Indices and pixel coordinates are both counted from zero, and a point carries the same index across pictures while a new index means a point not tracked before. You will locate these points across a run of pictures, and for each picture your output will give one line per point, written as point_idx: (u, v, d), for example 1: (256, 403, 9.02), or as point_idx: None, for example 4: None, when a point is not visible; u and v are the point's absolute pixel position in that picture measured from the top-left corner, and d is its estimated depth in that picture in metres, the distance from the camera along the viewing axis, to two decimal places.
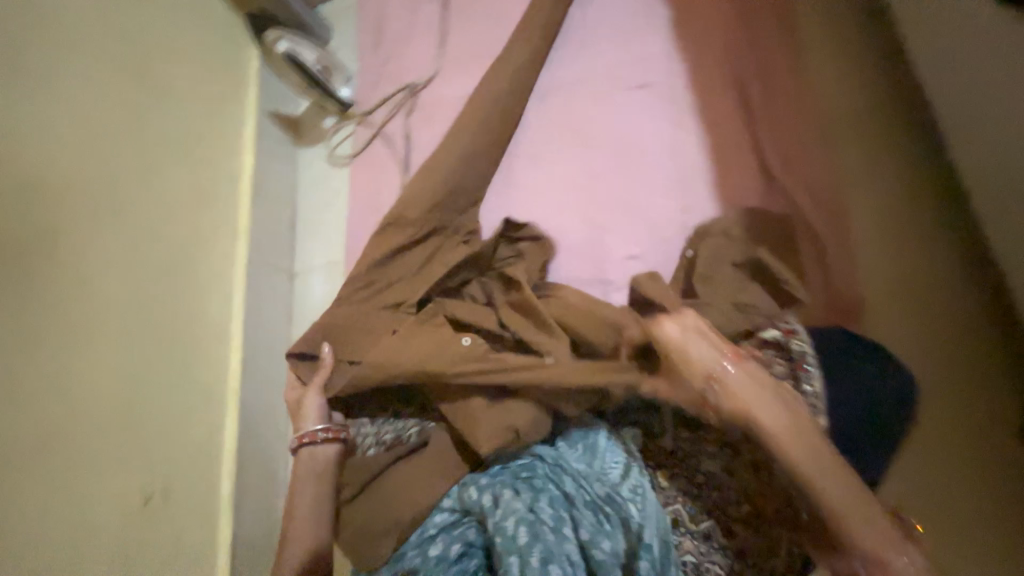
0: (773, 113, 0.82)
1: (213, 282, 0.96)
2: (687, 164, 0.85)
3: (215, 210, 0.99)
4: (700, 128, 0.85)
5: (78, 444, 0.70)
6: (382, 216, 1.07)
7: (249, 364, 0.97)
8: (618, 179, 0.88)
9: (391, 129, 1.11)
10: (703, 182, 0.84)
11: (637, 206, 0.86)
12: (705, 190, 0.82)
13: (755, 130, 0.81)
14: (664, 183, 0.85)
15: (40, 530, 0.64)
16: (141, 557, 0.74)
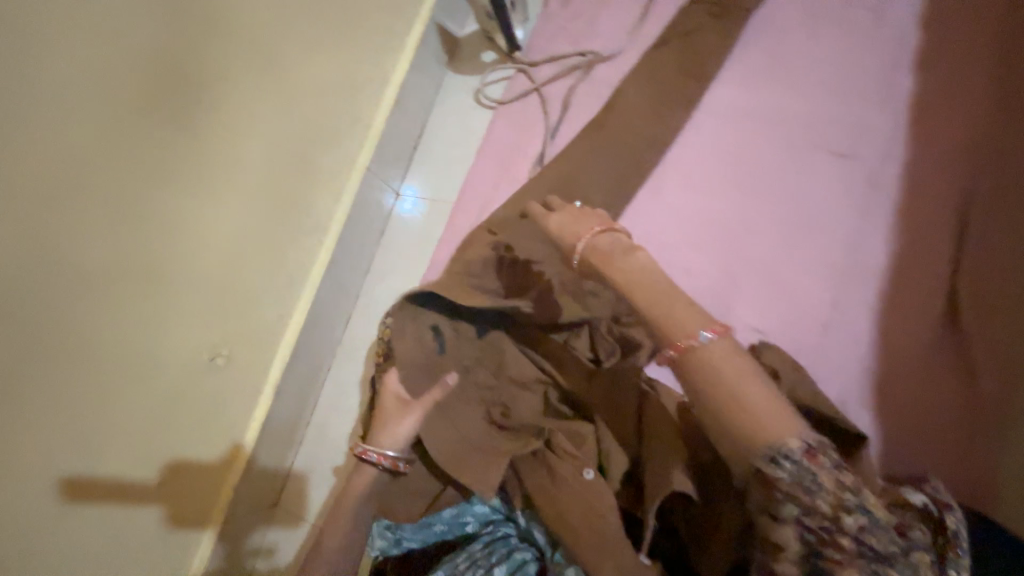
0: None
1: (329, 176, 0.94)
2: (860, 261, 0.76)
3: (355, 104, 0.96)
4: (893, 228, 0.75)
5: (171, 281, 0.72)
6: (508, 176, 1.02)
7: (333, 267, 0.96)
8: (779, 244, 0.79)
9: (551, 90, 1.04)
10: (869, 286, 0.74)
11: (788, 280, 0.77)
12: (868, 296, 0.74)
13: (960, 255, 0.70)
14: (825, 270, 0.76)
15: (118, 346, 0.67)
16: (186, 404, 0.76)
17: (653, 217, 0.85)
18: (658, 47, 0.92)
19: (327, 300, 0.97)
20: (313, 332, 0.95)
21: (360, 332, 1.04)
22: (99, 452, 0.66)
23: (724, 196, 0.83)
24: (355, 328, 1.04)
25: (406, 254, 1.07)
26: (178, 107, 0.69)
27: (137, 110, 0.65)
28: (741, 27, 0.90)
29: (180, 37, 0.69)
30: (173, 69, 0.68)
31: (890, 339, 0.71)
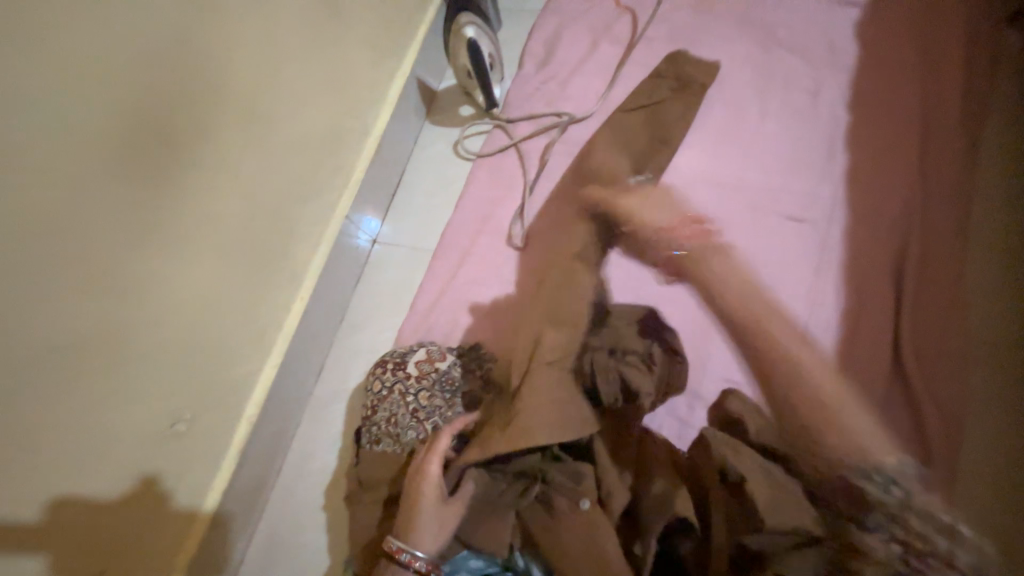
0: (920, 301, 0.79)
1: (309, 226, 0.93)
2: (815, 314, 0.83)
3: (338, 154, 0.97)
4: (840, 284, 0.84)
5: (137, 346, 0.66)
6: (487, 227, 1.04)
7: (306, 318, 0.93)
8: None
9: (528, 146, 1.09)
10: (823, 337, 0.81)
11: None
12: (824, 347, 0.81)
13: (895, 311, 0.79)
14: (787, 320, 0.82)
15: (72, 422, 0.60)
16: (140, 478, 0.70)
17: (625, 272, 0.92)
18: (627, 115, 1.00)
19: (299, 351, 0.94)
20: (282, 386, 0.90)
21: (332, 383, 1.00)
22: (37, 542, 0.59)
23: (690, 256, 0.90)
24: (327, 380, 1.00)
25: (383, 301, 1.05)
26: (166, 169, 0.66)
27: (119, 176, 0.61)
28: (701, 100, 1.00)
29: (175, 101, 0.66)
30: (164, 132, 0.65)
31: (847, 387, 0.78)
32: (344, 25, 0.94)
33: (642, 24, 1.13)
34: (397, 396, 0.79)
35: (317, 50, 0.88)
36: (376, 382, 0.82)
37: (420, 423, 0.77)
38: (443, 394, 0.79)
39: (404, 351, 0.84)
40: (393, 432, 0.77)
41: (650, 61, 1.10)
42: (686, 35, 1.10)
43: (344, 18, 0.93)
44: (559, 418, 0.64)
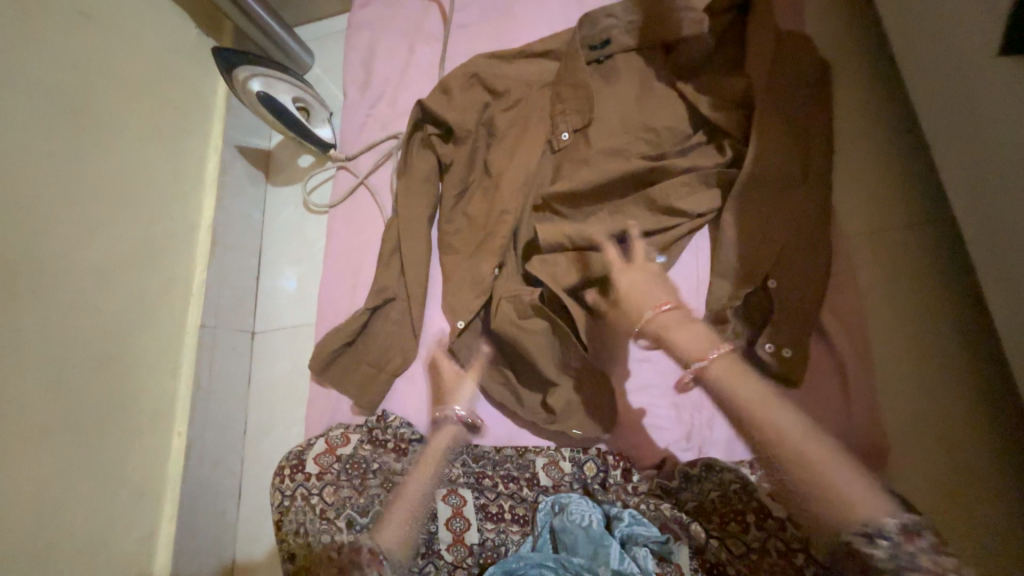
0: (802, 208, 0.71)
1: (157, 355, 0.83)
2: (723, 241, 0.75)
3: (165, 265, 0.86)
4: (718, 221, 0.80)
5: None
6: (361, 280, 0.96)
7: (194, 452, 0.84)
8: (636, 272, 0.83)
9: (377, 179, 1.01)
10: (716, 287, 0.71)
11: None
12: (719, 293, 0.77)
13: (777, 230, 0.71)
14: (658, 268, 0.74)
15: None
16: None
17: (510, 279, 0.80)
18: (458, 115, 0.91)
19: (199, 487, 0.84)
20: (191, 532, 0.82)
21: (254, 501, 0.91)
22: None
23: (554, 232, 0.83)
24: (249, 500, 0.91)
25: (280, 394, 0.96)
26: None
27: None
28: (528, 74, 0.92)
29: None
30: None
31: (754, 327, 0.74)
32: (115, 125, 0.82)
33: (450, 12, 1.05)
34: (301, 499, 0.78)
35: (88, 164, 0.77)
36: (278, 494, 0.80)
37: (329, 521, 0.75)
38: (348, 478, 0.78)
39: (301, 449, 0.82)
40: (307, 540, 0.75)
41: (471, 47, 1.02)
42: (498, 10, 1.03)
43: (109, 119, 0.81)
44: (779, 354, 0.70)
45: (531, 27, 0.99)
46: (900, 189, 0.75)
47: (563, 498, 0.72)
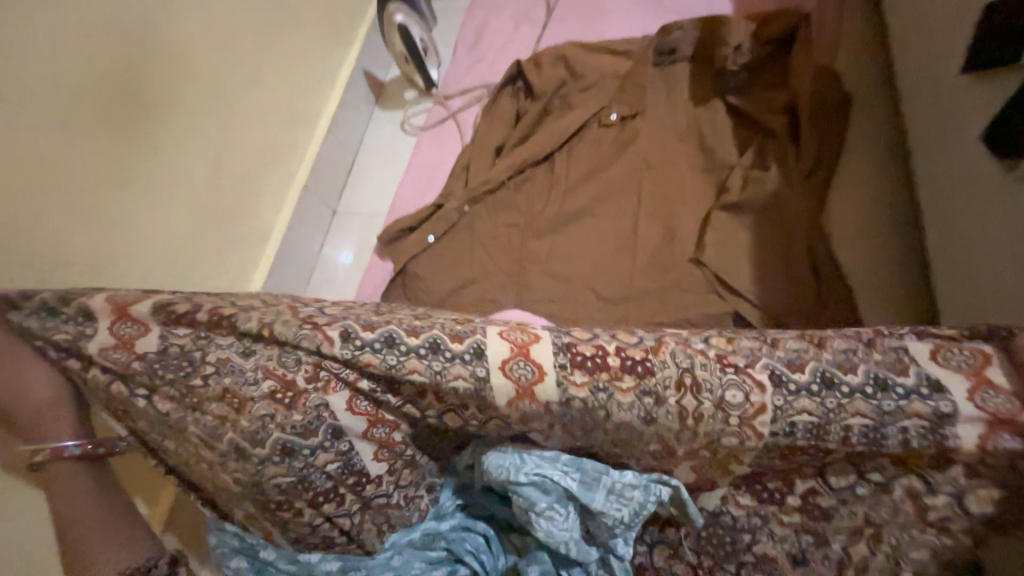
0: (804, 194, 0.87)
1: (272, 192, 1.07)
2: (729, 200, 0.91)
3: (293, 131, 1.11)
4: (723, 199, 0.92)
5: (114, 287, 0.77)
6: (431, 186, 1.18)
7: (273, 276, 1.05)
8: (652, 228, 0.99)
9: (464, 116, 1.25)
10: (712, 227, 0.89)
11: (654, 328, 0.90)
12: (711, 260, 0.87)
13: (781, 201, 0.86)
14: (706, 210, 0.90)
15: None
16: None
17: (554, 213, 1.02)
18: (542, 76, 1.13)
19: None
20: None
21: None
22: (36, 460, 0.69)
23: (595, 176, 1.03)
24: None
25: (345, 260, 1.17)
26: (133, 140, 0.79)
27: (90, 146, 0.73)
28: (603, 57, 1.15)
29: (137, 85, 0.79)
30: (123, 104, 0.77)
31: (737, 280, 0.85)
32: (294, 22, 1.09)
33: (554, 6, 1.30)
34: (331, 428, 0.62)
35: (271, 40, 1.03)
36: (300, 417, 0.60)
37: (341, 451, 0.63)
38: (388, 399, 0.62)
39: (335, 351, 0.58)
40: (346, 478, 0.64)
41: (564, 34, 1.26)
42: (593, 12, 1.28)
43: (292, 15, 1.08)
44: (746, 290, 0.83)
45: (616, 28, 1.23)
46: (885, 192, 0.90)
47: (548, 458, 0.63)
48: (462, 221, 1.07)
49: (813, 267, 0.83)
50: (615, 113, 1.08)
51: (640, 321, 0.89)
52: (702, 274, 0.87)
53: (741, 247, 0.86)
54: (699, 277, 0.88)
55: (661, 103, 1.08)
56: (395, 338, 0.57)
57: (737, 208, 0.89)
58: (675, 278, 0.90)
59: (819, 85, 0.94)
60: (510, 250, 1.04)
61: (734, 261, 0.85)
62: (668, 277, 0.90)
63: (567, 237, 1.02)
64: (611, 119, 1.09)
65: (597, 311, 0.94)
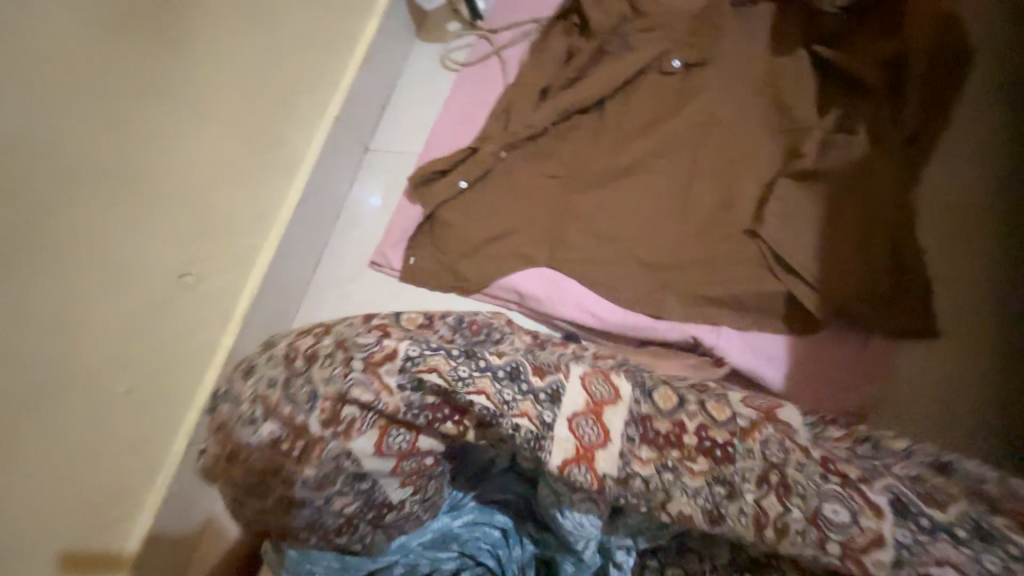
0: (896, 165, 0.75)
1: (303, 119, 0.99)
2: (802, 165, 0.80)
3: (327, 55, 1.03)
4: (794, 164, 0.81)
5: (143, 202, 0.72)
6: (468, 128, 1.11)
7: (305, 208, 0.99)
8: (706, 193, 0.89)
9: (509, 53, 1.14)
10: (777, 196, 0.79)
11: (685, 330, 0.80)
12: (771, 233, 0.77)
13: (864, 172, 0.75)
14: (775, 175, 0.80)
15: (82, 264, 0.66)
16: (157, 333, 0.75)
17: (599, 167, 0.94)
18: (601, 8, 1.00)
19: (298, 240, 0.99)
20: (282, 269, 0.96)
21: (327, 277, 1.06)
22: (83, 382, 0.67)
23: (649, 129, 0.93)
24: (323, 274, 1.06)
25: (372, 202, 1.13)
26: (162, 46, 0.73)
27: (117, 47, 0.67)
28: None
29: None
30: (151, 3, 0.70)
31: (799, 256, 0.75)
32: None
33: None
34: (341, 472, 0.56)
35: None
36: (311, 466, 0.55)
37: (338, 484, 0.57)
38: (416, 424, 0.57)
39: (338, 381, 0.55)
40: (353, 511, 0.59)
41: None
42: None
43: None
44: (810, 268, 0.74)
45: None
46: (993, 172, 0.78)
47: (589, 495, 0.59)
48: (498, 168, 1.00)
49: (893, 251, 0.73)
50: (678, 59, 0.97)
51: (680, 291, 0.82)
52: (761, 246, 0.78)
53: (808, 219, 0.77)
54: (755, 250, 0.79)
55: (733, 52, 0.95)
56: (424, 337, 0.58)
57: (811, 175, 0.78)
58: (727, 248, 0.81)
59: (940, 34, 0.78)
60: (546, 203, 0.97)
61: (798, 236, 0.76)
62: (718, 248, 0.82)
63: (609, 194, 0.94)
64: (674, 67, 0.98)
65: (633, 277, 0.87)
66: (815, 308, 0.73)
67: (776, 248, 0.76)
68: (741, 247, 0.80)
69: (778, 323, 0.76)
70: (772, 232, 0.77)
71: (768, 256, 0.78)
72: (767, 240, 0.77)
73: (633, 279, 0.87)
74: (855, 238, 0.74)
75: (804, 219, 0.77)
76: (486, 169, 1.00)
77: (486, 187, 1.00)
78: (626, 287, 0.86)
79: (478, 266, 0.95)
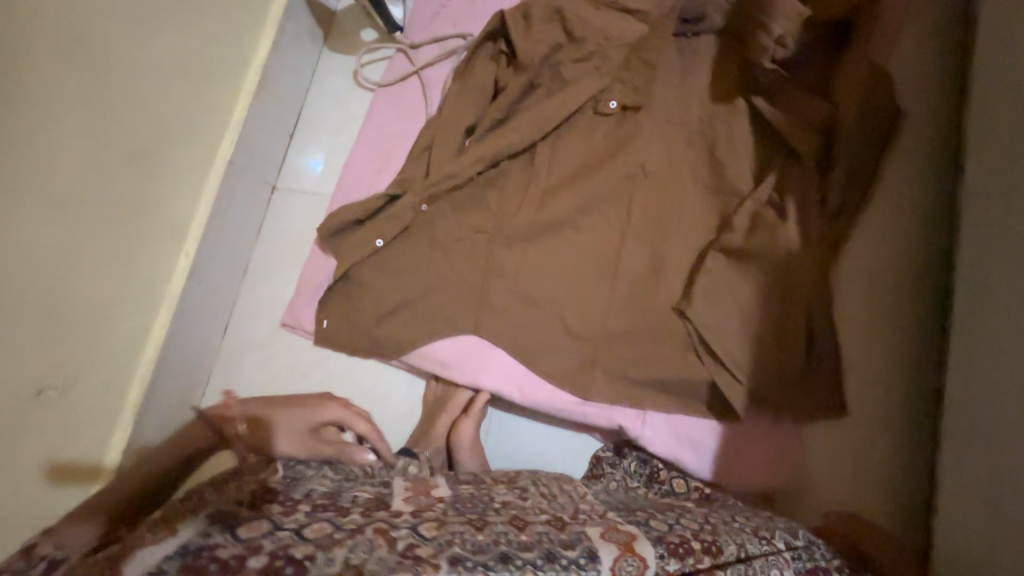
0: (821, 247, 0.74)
1: (184, 170, 0.83)
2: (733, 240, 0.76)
3: (209, 86, 0.85)
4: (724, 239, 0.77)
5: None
6: (386, 166, 0.99)
7: (197, 274, 0.86)
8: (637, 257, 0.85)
9: (431, 74, 1.01)
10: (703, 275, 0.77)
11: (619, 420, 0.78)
12: (697, 314, 0.75)
13: (795, 257, 0.73)
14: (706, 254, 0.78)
15: None
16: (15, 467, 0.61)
17: (530, 225, 0.88)
18: (530, 35, 0.88)
19: (193, 309, 0.87)
20: (177, 348, 0.85)
21: (242, 340, 0.98)
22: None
23: (582, 184, 0.88)
24: (234, 337, 0.98)
25: (287, 251, 1.02)
26: None
27: None
28: (611, 16, 0.89)
29: None
30: None
31: (723, 341, 0.74)
32: None
33: None
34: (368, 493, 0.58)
35: None
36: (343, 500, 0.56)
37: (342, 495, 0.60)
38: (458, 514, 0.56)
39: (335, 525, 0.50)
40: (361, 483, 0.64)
41: None
42: None
43: None
44: (733, 352, 0.73)
45: None
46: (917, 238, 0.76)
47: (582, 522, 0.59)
48: (421, 221, 0.91)
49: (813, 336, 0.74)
50: (614, 99, 0.88)
51: (609, 369, 0.80)
52: (689, 323, 0.77)
53: (735, 300, 0.75)
54: (683, 330, 0.78)
55: (671, 95, 0.88)
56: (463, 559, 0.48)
57: (739, 255, 0.76)
58: (654, 325, 0.80)
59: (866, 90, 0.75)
60: (471, 261, 0.89)
61: (723, 319, 0.75)
62: (647, 324, 0.80)
63: (539, 252, 0.88)
64: (610, 107, 0.89)
65: (562, 350, 0.83)
66: (736, 396, 0.73)
67: (701, 331, 0.75)
68: (672, 325, 0.79)
69: (700, 407, 0.76)
70: (697, 316, 0.75)
71: (694, 338, 0.76)
72: (694, 323, 0.76)
73: (563, 354, 0.83)
74: (776, 324, 0.74)
75: (730, 301, 0.75)
76: (408, 224, 0.90)
77: (407, 244, 0.90)
78: (557, 361, 0.82)
79: (400, 334, 0.88)
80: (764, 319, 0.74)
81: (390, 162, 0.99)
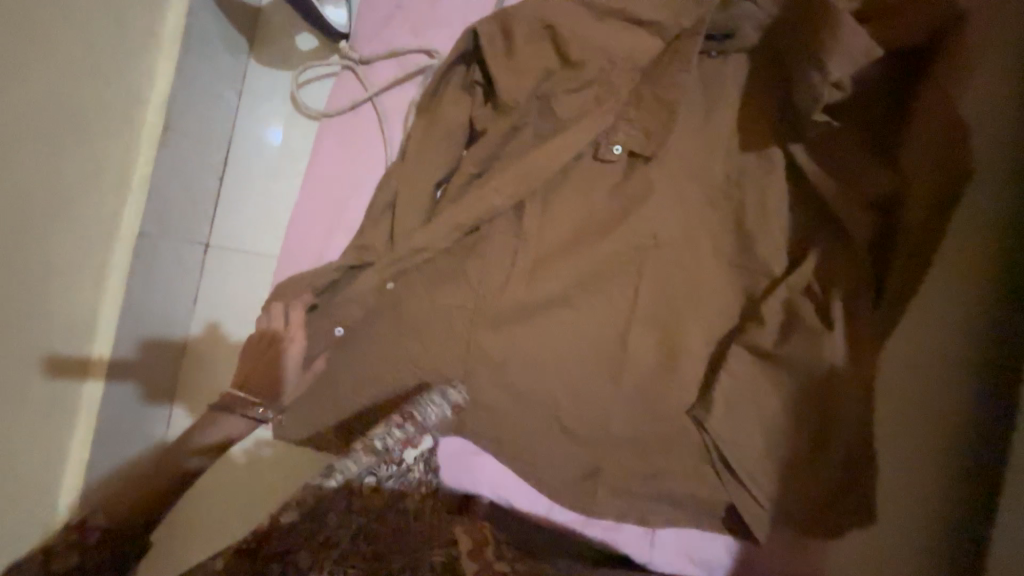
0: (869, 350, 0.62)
1: (80, 258, 0.63)
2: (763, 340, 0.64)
3: (98, 141, 0.62)
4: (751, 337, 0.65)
5: None
6: (342, 224, 0.82)
7: (117, 373, 0.70)
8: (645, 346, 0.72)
9: (388, 100, 0.82)
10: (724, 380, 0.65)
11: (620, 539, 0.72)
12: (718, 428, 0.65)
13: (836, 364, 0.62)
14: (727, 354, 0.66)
15: None
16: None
17: (517, 305, 0.74)
18: (512, 64, 0.69)
19: (116, 413, 0.71)
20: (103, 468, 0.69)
21: None
22: None
23: (579, 253, 0.73)
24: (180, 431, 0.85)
25: (231, 324, 0.86)
26: None
27: None
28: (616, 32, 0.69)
29: None
30: None
31: (747, 460, 0.64)
32: None
33: None
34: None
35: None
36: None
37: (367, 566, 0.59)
38: None
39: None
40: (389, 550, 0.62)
41: None
42: None
43: None
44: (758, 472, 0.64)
45: None
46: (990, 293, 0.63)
47: None
48: (386, 301, 0.75)
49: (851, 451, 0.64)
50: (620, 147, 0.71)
51: (613, 479, 0.70)
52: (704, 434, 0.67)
53: (763, 411, 0.65)
54: (697, 439, 0.68)
55: (689, 141, 0.70)
56: None
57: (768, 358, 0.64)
58: (664, 430, 0.69)
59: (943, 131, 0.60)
60: (449, 347, 0.75)
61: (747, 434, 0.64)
62: (655, 429, 0.69)
63: (531, 337, 0.74)
64: (613, 155, 0.72)
65: (558, 454, 0.72)
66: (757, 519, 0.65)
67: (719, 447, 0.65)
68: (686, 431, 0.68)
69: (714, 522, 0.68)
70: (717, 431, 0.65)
71: (710, 452, 0.67)
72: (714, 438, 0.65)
73: (561, 457, 0.72)
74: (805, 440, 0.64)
75: (755, 413, 0.65)
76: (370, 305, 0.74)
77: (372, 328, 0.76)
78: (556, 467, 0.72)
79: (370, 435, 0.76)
80: (792, 433, 0.64)
81: (346, 218, 0.82)
